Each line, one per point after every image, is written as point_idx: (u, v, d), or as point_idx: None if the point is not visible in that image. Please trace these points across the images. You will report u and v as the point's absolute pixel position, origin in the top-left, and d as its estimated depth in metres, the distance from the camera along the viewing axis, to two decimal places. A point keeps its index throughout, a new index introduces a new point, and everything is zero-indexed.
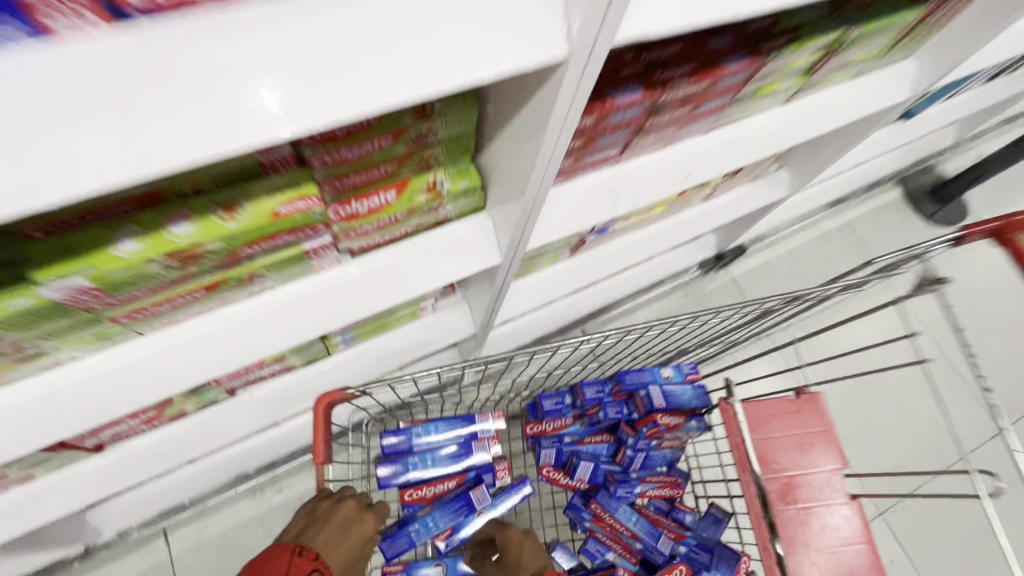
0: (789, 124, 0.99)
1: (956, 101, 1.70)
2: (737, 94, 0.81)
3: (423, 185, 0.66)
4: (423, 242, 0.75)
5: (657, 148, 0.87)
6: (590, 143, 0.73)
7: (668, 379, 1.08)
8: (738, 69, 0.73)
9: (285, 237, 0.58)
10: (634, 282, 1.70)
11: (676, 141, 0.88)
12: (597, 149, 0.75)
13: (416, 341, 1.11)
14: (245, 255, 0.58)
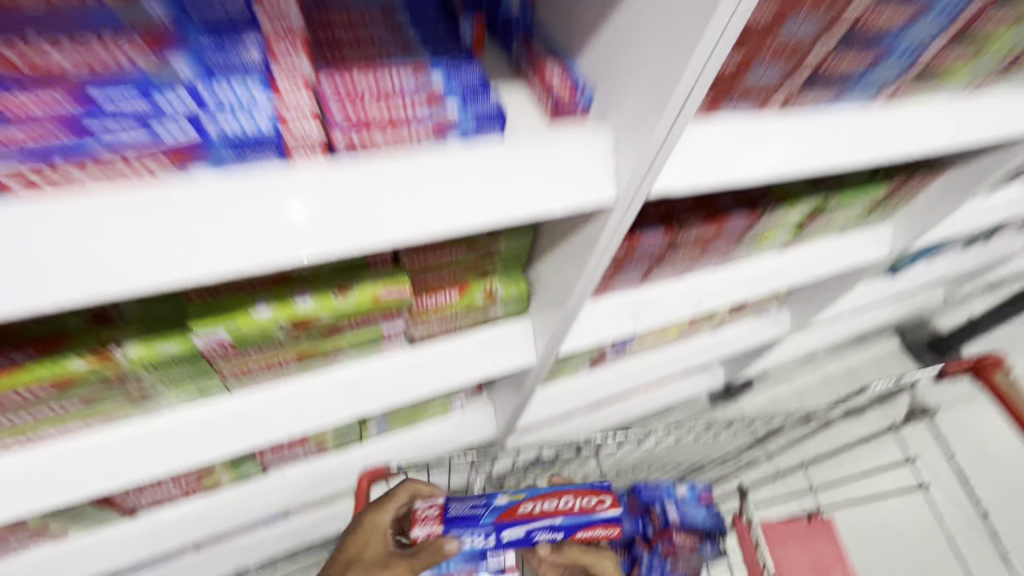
0: (785, 268, 1.14)
1: (939, 259, 1.90)
2: (739, 238, 0.98)
3: (482, 288, 0.80)
4: (475, 337, 0.88)
5: (675, 276, 1.03)
6: (620, 266, 0.88)
7: (682, 498, 1.11)
8: (738, 218, 0.91)
9: (382, 319, 0.73)
10: (647, 404, 1.75)
11: (689, 272, 1.04)
12: (625, 272, 0.91)
13: (441, 438, 1.17)
14: (340, 330, 0.71)
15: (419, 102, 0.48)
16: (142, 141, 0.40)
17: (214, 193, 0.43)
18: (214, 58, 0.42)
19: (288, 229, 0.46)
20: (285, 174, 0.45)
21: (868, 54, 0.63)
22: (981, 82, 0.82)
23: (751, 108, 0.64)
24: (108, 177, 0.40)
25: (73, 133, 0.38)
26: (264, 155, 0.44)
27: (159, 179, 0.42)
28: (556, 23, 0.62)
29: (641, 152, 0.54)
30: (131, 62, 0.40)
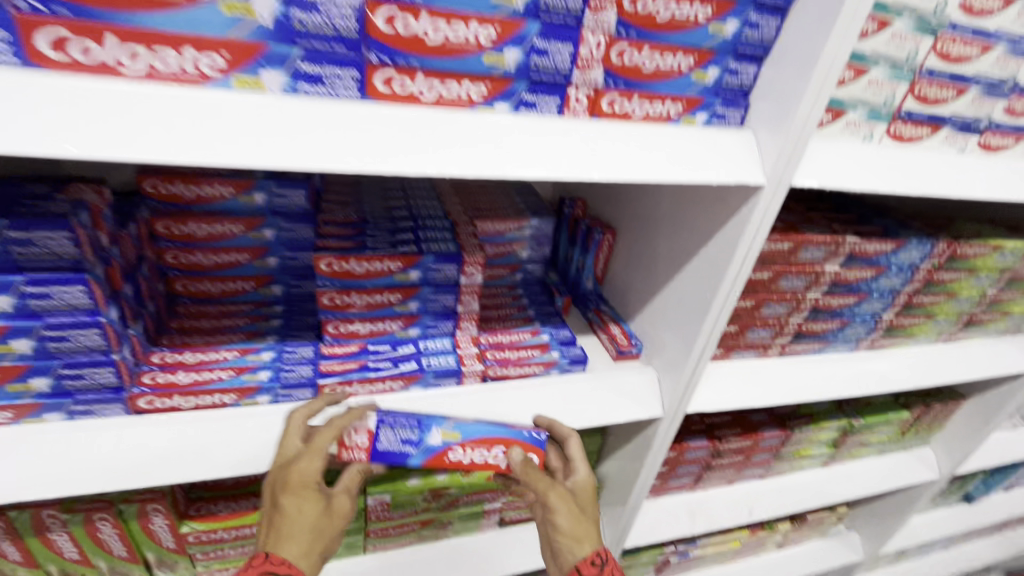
0: (830, 482, 1.26)
1: (1017, 487, 1.85)
2: (777, 451, 1.16)
3: None
4: None
5: (725, 483, 1.18)
6: (675, 467, 1.07)
7: None
8: (771, 433, 1.11)
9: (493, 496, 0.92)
10: None
11: (738, 480, 1.19)
12: (678, 474, 1.09)
13: None
14: (460, 502, 0.90)
15: (536, 350, 0.81)
16: (392, 371, 0.72)
17: (419, 402, 0.73)
18: (431, 328, 0.79)
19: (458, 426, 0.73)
20: (457, 391, 0.75)
21: (835, 320, 0.91)
22: (948, 335, 1.06)
23: (759, 352, 0.91)
24: (370, 392, 0.72)
25: (363, 369, 0.72)
26: (450, 380, 0.75)
27: (393, 391, 0.73)
28: (614, 299, 0.97)
29: (676, 384, 0.81)
30: (392, 327, 0.77)
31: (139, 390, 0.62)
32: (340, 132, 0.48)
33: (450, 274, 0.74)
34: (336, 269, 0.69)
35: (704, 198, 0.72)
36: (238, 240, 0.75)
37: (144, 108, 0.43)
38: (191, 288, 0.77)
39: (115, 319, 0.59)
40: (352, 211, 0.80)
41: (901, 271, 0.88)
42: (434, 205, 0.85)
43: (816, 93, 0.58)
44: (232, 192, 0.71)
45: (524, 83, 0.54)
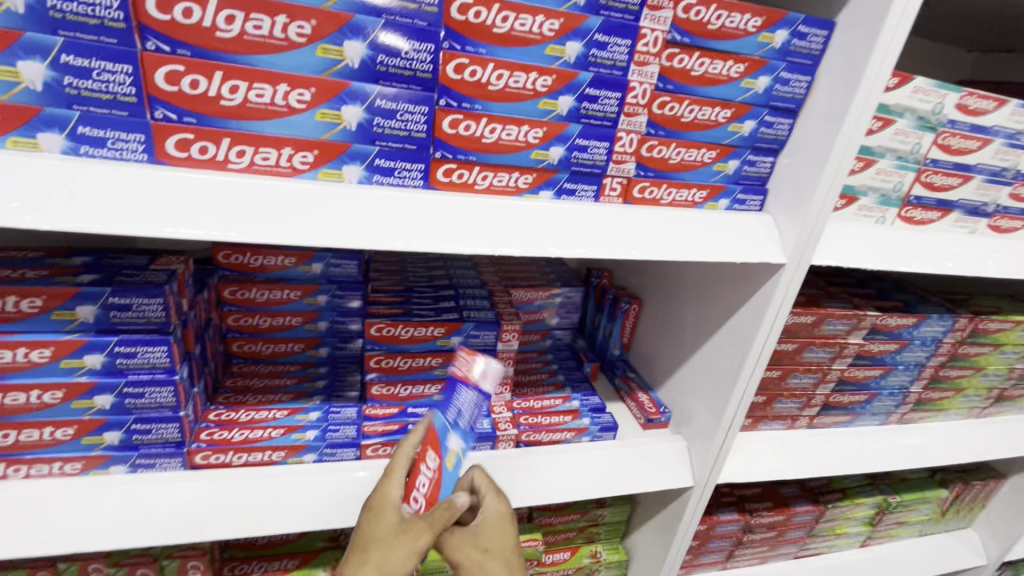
0: (869, 564, 1.20)
1: None
2: (811, 528, 1.12)
3: (588, 551, 1.01)
4: None
5: (757, 561, 1.14)
6: (705, 542, 1.04)
7: None
8: (804, 509, 1.08)
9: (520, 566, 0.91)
10: None
11: (771, 559, 1.15)
12: (709, 549, 1.06)
13: None
14: None
15: (567, 416, 0.83)
16: None
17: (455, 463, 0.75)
18: None
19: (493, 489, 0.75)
20: (492, 454, 0.77)
21: (862, 392, 0.92)
22: (980, 410, 1.05)
23: (788, 423, 0.92)
24: None
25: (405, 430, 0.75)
26: (486, 443, 0.77)
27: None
28: (641, 366, 1.00)
29: (706, 453, 0.82)
30: (430, 390, 0.81)
31: (198, 445, 0.66)
32: (407, 216, 0.54)
33: (488, 340, 0.79)
34: (384, 333, 0.75)
35: (728, 272, 0.77)
36: (294, 305, 0.81)
37: (246, 197, 0.50)
38: (246, 348, 0.82)
39: (185, 378, 0.65)
40: (398, 279, 0.86)
41: (925, 345, 0.90)
42: (473, 275, 0.91)
43: (829, 184, 0.63)
44: (294, 262, 0.79)
45: (566, 173, 0.61)
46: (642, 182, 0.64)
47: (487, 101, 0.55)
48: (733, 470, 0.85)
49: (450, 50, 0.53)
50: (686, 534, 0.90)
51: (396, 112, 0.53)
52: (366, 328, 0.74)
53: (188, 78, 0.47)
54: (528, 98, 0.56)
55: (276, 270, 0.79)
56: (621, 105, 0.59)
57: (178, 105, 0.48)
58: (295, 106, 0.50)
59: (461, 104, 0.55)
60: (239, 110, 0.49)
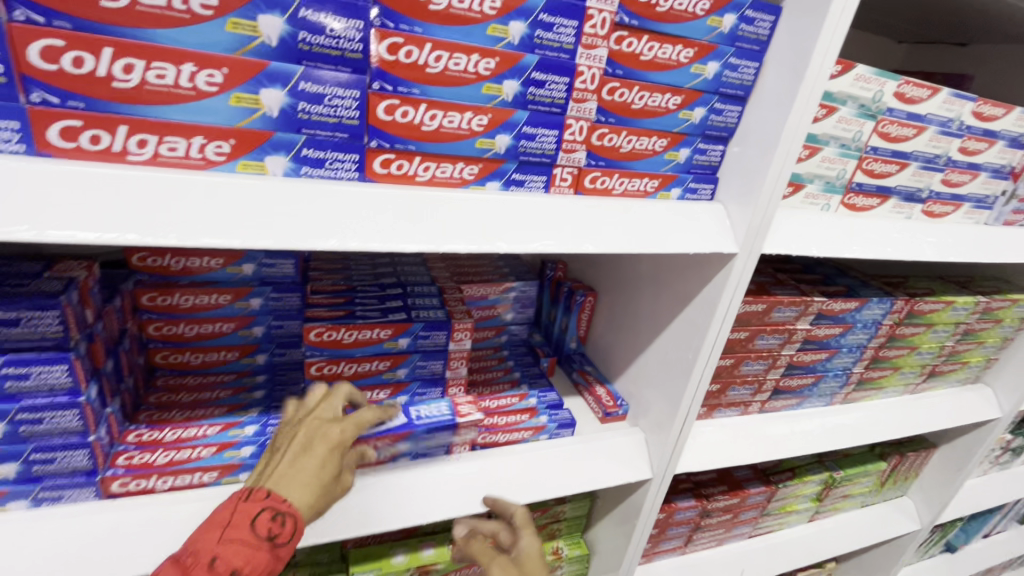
0: (817, 537, 1.25)
1: (997, 534, 1.86)
2: (764, 507, 1.15)
3: (550, 548, 0.99)
4: None
5: (715, 543, 1.17)
6: (665, 530, 1.05)
7: None
8: (758, 490, 1.11)
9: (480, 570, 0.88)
10: None
11: (728, 541, 1.18)
12: (668, 536, 1.07)
13: None
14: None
15: (524, 414, 0.81)
16: (380, 442, 0.71)
17: (405, 472, 0.71)
18: (417, 397, 0.78)
19: (450, 497, 0.72)
20: (446, 460, 0.74)
21: (810, 375, 0.95)
22: (914, 387, 1.11)
23: (741, 410, 0.93)
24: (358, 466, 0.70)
25: None
26: (439, 449, 0.74)
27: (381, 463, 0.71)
28: (598, 360, 0.99)
29: (664, 445, 0.82)
30: (379, 396, 0.76)
31: (114, 472, 0.59)
32: (341, 210, 0.49)
33: (439, 340, 0.75)
34: (325, 338, 0.69)
35: (682, 262, 0.76)
36: (224, 310, 0.74)
37: (145, 193, 0.44)
38: (171, 359, 0.75)
39: (94, 398, 0.57)
40: (340, 279, 0.81)
41: (866, 327, 0.93)
42: (422, 272, 0.87)
43: (779, 170, 0.63)
44: (221, 264, 0.72)
45: (514, 163, 0.57)
46: (593, 172, 0.62)
47: (425, 85, 0.51)
48: (690, 459, 0.85)
49: (382, 27, 0.48)
50: (647, 525, 0.90)
51: (323, 96, 0.48)
52: (303, 333, 0.69)
53: (70, 54, 0.41)
54: (470, 81, 0.52)
55: (201, 273, 0.72)
56: (568, 91, 0.56)
57: (58, 86, 0.41)
58: (204, 88, 0.45)
59: (396, 88, 0.50)
60: (136, 93, 0.43)
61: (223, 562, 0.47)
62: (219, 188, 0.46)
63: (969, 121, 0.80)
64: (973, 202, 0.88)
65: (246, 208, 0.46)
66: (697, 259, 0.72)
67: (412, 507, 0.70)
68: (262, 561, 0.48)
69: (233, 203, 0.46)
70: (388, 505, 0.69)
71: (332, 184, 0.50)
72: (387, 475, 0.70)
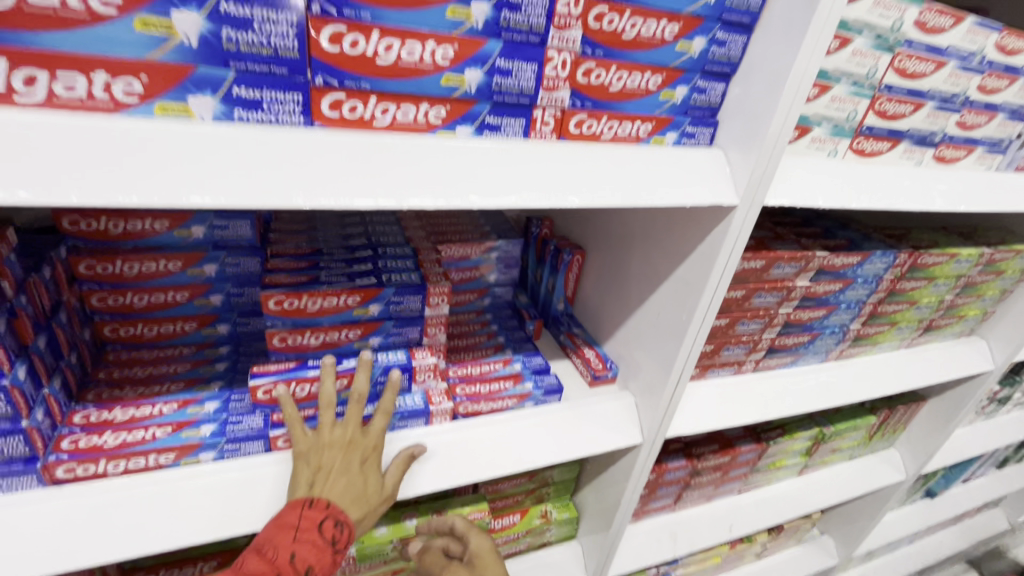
0: (805, 490, 1.26)
1: (974, 480, 1.92)
2: (753, 464, 1.15)
3: (538, 511, 0.98)
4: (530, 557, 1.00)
5: (704, 500, 1.16)
6: (655, 490, 1.04)
7: None
8: (748, 448, 1.10)
9: None
10: None
11: (717, 497, 1.18)
12: (658, 496, 1.06)
13: None
14: None
15: (508, 381, 0.76)
16: None
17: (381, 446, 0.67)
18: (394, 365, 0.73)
19: (430, 470, 0.68)
20: (425, 432, 0.70)
21: (806, 333, 0.91)
22: (910, 341, 1.08)
23: (734, 370, 0.90)
24: None
25: None
26: (418, 420, 0.70)
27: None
28: (587, 321, 0.94)
29: (655, 409, 0.79)
30: None
31: (57, 457, 0.54)
32: (284, 160, 0.42)
33: (414, 306, 0.69)
34: (286, 306, 0.63)
35: (677, 215, 0.70)
36: (176, 278, 0.67)
37: (38, 140, 0.36)
38: (123, 332, 0.69)
39: (24, 379, 0.51)
40: (304, 241, 0.74)
41: (866, 283, 0.89)
42: (395, 232, 0.80)
43: (787, 109, 0.56)
44: (167, 226, 0.65)
45: (487, 104, 0.50)
46: (579, 114, 0.54)
47: (378, 7, 0.43)
48: (683, 422, 0.82)
49: None
50: (637, 488, 0.88)
51: (253, 21, 0.40)
52: (262, 301, 0.62)
53: None
54: (431, 3, 0.44)
55: (145, 236, 0.65)
56: (549, 17, 0.48)
57: None
58: (100, 10, 0.36)
59: (341, 12, 0.42)
60: (13, 15, 0.35)
61: (299, 560, 0.53)
62: (132, 134, 0.39)
63: (992, 55, 0.73)
64: (987, 146, 0.82)
65: (167, 158, 0.39)
66: (693, 212, 0.66)
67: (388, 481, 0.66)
68: (327, 561, 0.55)
69: (151, 153, 0.39)
70: None
71: (272, 129, 0.43)
72: None
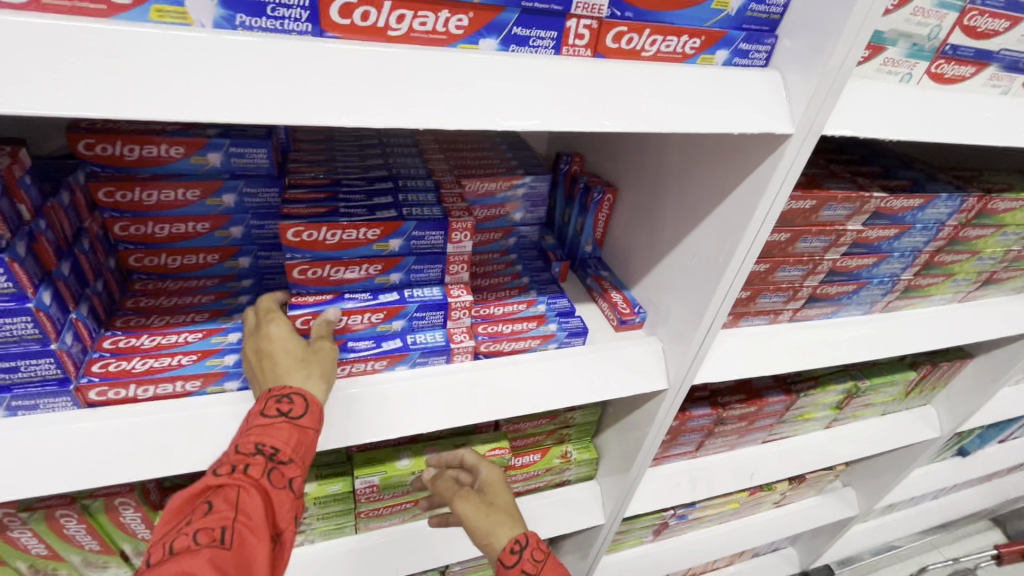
0: (831, 443, 1.24)
1: (1011, 441, 1.86)
2: (780, 415, 1.12)
3: (558, 451, 0.99)
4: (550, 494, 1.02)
5: (727, 448, 1.16)
6: (677, 436, 1.04)
7: None
8: (776, 398, 1.07)
9: None
10: None
11: (740, 446, 1.17)
12: (680, 442, 1.06)
13: None
14: None
15: (531, 322, 0.74)
16: (374, 351, 0.66)
17: (401, 382, 0.67)
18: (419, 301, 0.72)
19: (453, 407, 0.68)
20: (446, 369, 0.69)
21: (852, 282, 0.85)
22: (965, 295, 1.01)
23: (770, 319, 0.85)
24: (351, 374, 0.66)
25: (345, 348, 0.66)
26: (439, 357, 0.69)
27: (376, 371, 0.67)
28: (615, 263, 0.90)
29: (682, 356, 0.76)
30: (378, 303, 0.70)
31: (89, 380, 0.55)
32: (291, 73, 0.39)
33: (437, 242, 0.67)
34: (305, 237, 0.62)
35: (722, 149, 0.64)
36: (196, 207, 0.66)
37: (25, 43, 0.33)
38: (147, 262, 0.69)
39: (50, 303, 0.52)
40: (324, 172, 0.71)
41: (925, 229, 0.81)
42: (417, 165, 0.76)
43: (862, 20, 0.48)
44: (183, 153, 0.62)
45: (515, 13, 0.45)
46: (619, 26, 0.48)
47: None
48: (711, 369, 0.80)
49: None
50: (659, 434, 0.87)
51: None
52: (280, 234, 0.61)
53: None
54: None
55: (162, 163, 0.63)
56: None
57: None
58: None
59: None
60: None
61: (252, 439, 0.50)
62: (126, 40, 0.35)
63: None
64: None
65: (165, 68, 0.36)
66: (743, 143, 0.60)
67: (409, 415, 0.66)
68: (289, 433, 0.51)
69: (147, 62, 0.36)
70: (386, 416, 0.66)
71: (276, 37, 0.39)
72: (383, 383, 0.66)
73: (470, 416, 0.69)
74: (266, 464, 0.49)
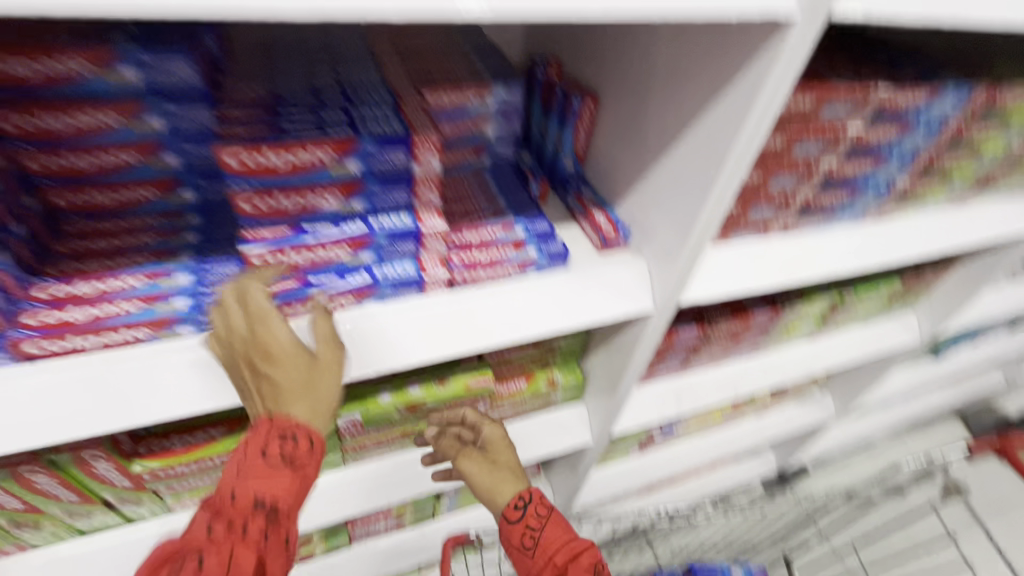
0: (814, 354, 1.25)
1: (984, 342, 1.93)
2: (766, 329, 1.12)
3: (544, 378, 0.97)
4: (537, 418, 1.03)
5: (712, 364, 1.16)
6: (663, 355, 1.03)
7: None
8: (762, 313, 1.06)
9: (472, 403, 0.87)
10: (699, 489, 1.76)
11: (725, 361, 1.17)
12: (665, 360, 1.06)
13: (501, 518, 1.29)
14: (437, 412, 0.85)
15: (509, 248, 0.69)
16: (340, 286, 0.62)
17: (373, 318, 0.63)
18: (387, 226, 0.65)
19: (427, 340, 0.65)
20: (420, 302, 0.65)
21: (848, 188, 0.80)
22: (959, 199, 0.97)
23: (760, 231, 0.81)
24: (317, 312, 0.62)
25: (307, 284, 0.61)
26: (410, 289, 0.65)
27: (345, 307, 0.63)
28: (598, 180, 0.84)
29: (669, 275, 0.72)
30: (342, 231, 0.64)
31: (25, 332, 0.51)
32: None
33: (400, 162, 0.60)
34: (247, 164, 0.54)
35: (712, 41, 0.57)
36: (119, 134, 0.57)
37: None
38: (76, 200, 0.61)
39: None
40: (263, 89, 0.63)
41: (929, 127, 0.75)
42: (371, 74, 0.68)
43: None
44: (91, 68, 0.52)
45: None
46: None
47: None
48: (701, 287, 0.76)
49: None
50: (643, 356, 0.85)
51: None
52: (216, 159, 0.53)
53: None
54: None
55: (69, 81, 0.53)
56: None
57: None
58: None
59: None
60: None
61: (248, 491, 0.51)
62: None
63: None
64: None
65: None
66: (735, 30, 0.53)
67: (383, 352, 0.64)
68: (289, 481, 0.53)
69: None
70: (356, 356, 0.63)
71: None
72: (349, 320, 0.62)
73: (445, 348, 0.66)
74: (265, 512, 0.52)
